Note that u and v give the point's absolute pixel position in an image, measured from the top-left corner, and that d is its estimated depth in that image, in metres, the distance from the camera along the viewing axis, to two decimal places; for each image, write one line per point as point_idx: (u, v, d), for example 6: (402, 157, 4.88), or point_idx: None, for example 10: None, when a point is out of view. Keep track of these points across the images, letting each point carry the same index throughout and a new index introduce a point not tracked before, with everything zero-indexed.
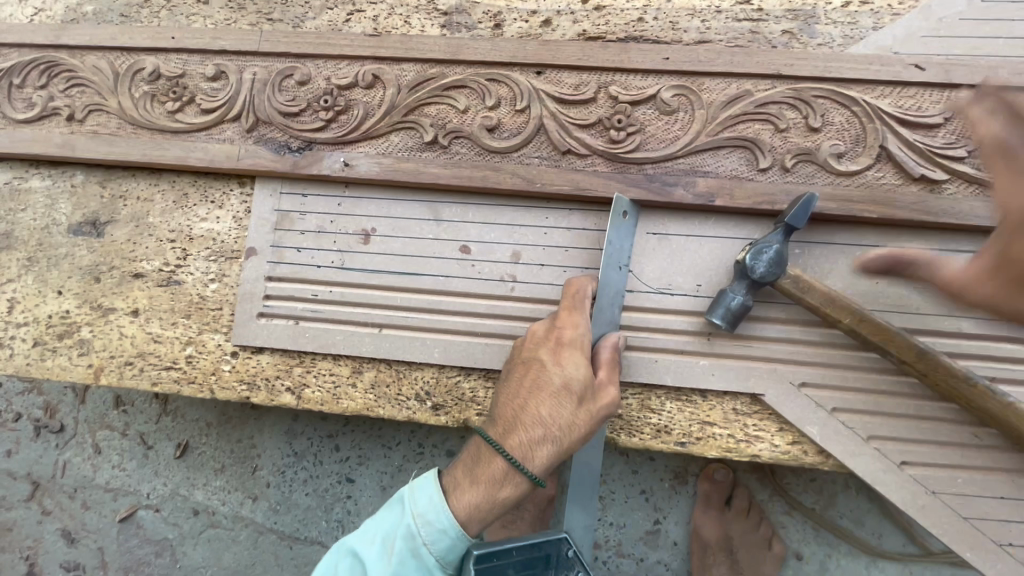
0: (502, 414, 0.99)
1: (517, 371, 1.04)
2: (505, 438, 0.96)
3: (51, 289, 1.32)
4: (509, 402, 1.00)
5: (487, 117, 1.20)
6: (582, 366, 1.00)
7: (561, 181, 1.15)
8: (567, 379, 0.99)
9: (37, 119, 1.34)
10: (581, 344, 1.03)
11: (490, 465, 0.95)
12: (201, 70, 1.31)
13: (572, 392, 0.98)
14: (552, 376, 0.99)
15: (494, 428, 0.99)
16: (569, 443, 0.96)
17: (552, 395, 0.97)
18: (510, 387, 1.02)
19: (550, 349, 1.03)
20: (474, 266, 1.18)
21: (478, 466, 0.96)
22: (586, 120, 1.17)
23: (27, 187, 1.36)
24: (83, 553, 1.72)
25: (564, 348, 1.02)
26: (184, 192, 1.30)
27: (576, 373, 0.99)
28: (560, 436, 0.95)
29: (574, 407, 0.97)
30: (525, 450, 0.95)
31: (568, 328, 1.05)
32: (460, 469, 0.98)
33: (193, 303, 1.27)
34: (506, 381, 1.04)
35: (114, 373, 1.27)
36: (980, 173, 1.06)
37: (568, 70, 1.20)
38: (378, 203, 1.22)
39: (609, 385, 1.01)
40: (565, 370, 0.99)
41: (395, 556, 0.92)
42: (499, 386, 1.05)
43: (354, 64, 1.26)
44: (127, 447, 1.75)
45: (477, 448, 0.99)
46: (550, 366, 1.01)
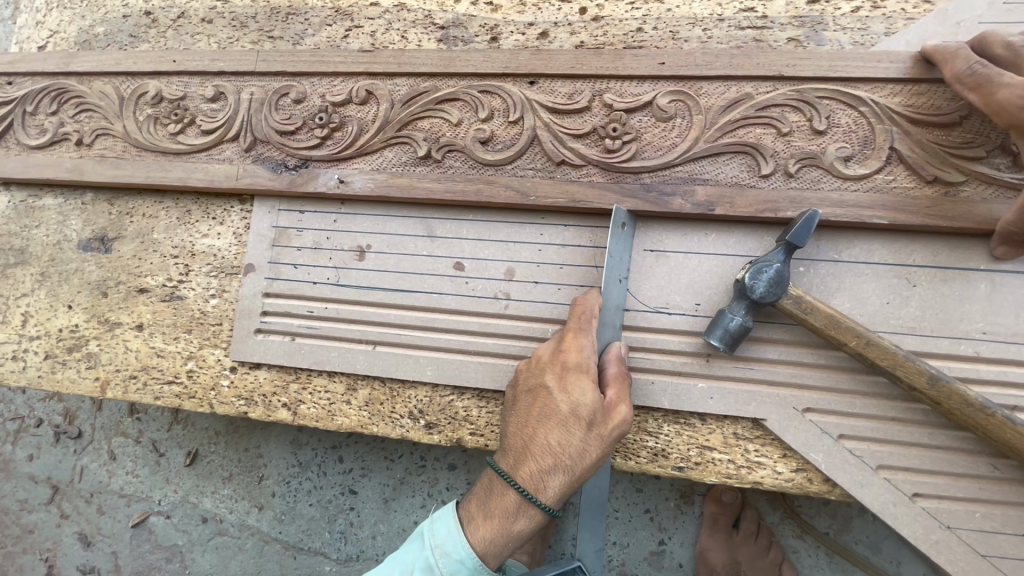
0: (512, 443, 0.98)
1: (524, 399, 1.01)
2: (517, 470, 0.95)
3: (62, 303, 1.36)
4: (517, 432, 0.98)
5: (480, 130, 1.18)
6: (589, 390, 0.97)
7: (555, 193, 1.13)
8: (573, 406, 0.95)
9: (48, 144, 1.39)
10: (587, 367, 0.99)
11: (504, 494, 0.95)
12: (201, 91, 1.33)
13: (579, 419, 0.95)
14: (559, 403, 0.96)
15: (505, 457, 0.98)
16: (580, 471, 0.94)
17: (559, 423, 0.95)
18: (518, 416, 1.00)
19: (555, 374, 1.00)
20: (467, 283, 1.17)
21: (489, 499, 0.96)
22: (580, 130, 1.14)
23: (41, 205, 1.40)
24: (98, 557, 1.77)
25: (572, 371, 0.99)
26: (186, 209, 1.32)
27: (583, 398, 0.96)
28: (569, 464, 0.93)
29: (583, 433, 0.94)
30: (536, 480, 0.94)
31: (573, 352, 1.01)
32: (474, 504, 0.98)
33: (194, 318, 1.29)
34: (513, 409, 1.02)
35: (119, 386, 1.30)
36: (999, 174, 0.99)
37: (561, 79, 1.17)
38: (373, 219, 1.22)
39: (620, 405, 0.98)
40: (571, 397, 0.96)
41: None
42: (508, 410, 1.04)
43: (348, 80, 1.26)
44: (140, 454, 1.79)
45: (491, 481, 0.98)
46: (556, 392, 0.98)
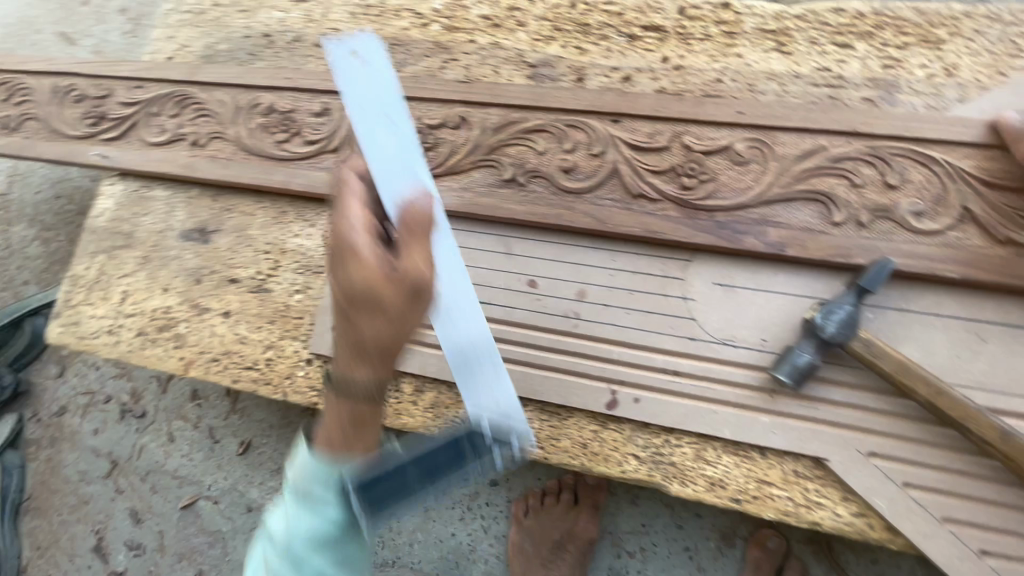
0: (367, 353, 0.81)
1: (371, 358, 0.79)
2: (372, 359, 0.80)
3: (159, 286, 1.47)
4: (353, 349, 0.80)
5: (563, 160, 1.27)
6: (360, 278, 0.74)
7: (631, 223, 1.20)
8: (336, 284, 0.77)
9: (166, 143, 1.54)
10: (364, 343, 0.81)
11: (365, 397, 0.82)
12: (308, 106, 1.46)
13: (360, 347, 0.79)
14: (358, 281, 0.72)
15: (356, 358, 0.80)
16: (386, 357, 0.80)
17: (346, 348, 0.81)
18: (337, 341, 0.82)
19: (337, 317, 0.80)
20: (540, 300, 1.23)
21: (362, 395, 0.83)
22: (659, 167, 1.22)
23: (151, 196, 1.55)
24: (146, 534, 1.84)
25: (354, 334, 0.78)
26: (282, 210, 1.44)
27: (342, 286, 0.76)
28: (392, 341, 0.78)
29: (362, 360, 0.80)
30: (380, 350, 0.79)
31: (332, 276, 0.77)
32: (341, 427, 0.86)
33: (278, 310, 1.38)
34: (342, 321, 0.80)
35: (202, 367, 1.39)
36: None
37: (643, 119, 1.26)
38: (456, 234, 1.31)
39: (418, 261, 0.74)
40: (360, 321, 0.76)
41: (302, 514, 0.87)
42: (339, 298, 0.78)
43: (444, 106, 1.38)
44: (195, 439, 1.87)
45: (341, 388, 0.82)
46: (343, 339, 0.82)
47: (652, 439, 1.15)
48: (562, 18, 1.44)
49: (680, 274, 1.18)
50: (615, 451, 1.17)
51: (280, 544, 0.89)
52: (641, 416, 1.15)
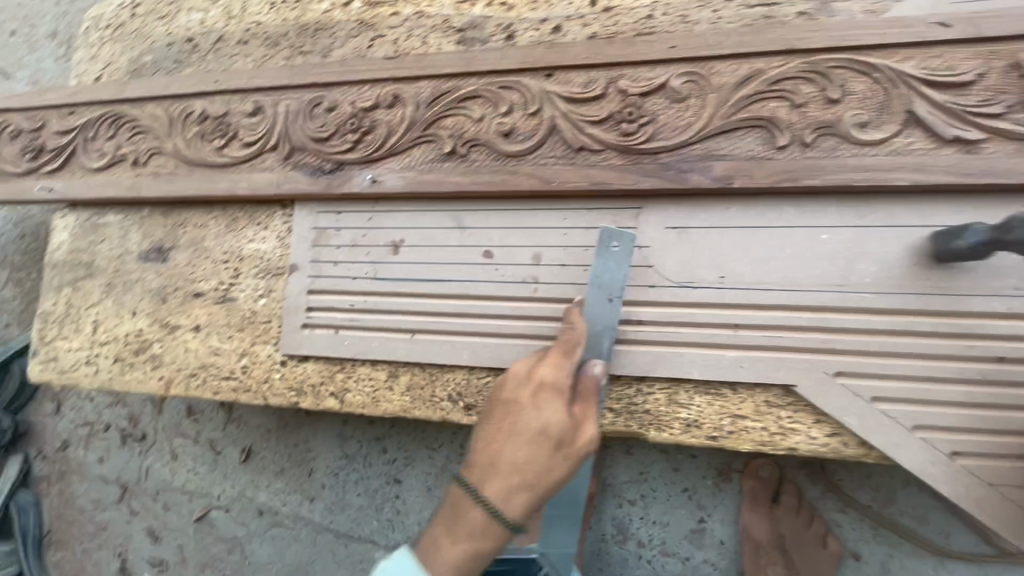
0: (478, 458, 0.95)
1: (506, 415, 0.97)
2: (485, 484, 0.92)
3: (128, 310, 1.48)
4: (483, 451, 0.96)
5: (501, 124, 1.23)
6: (559, 408, 0.96)
7: (576, 177, 1.16)
8: (574, 117, 1.19)
9: (107, 166, 1.51)
10: (558, 380, 1.00)
11: (446, 564, 0.92)
12: (241, 107, 1.42)
13: (548, 438, 0.93)
14: (559, 121, 1.19)
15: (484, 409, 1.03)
16: (546, 490, 0.93)
17: (530, 441, 0.92)
18: (487, 430, 0.98)
19: (530, 390, 0.98)
20: (498, 270, 1.22)
21: (459, 523, 0.92)
22: (597, 116, 1.18)
23: (104, 222, 1.54)
24: (173, 534, 1.99)
25: (571, 337, 1.06)
26: (233, 217, 1.44)
27: (552, 417, 0.95)
28: (545, 484, 0.92)
29: (549, 454, 0.92)
30: (506, 501, 0.91)
31: (547, 366, 1.02)
32: (442, 512, 0.97)
33: (245, 318, 1.39)
34: (486, 419, 1.00)
35: (182, 384, 1.41)
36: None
37: (576, 69, 1.21)
38: (406, 215, 1.29)
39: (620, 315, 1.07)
40: (545, 414, 0.95)
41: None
42: (554, 154, 1.19)
43: (375, 87, 1.33)
44: (199, 453, 2.01)
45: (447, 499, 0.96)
46: (531, 409, 0.96)
47: (625, 390, 1.16)
48: None
49: (632, 224, 1.17)
50: None
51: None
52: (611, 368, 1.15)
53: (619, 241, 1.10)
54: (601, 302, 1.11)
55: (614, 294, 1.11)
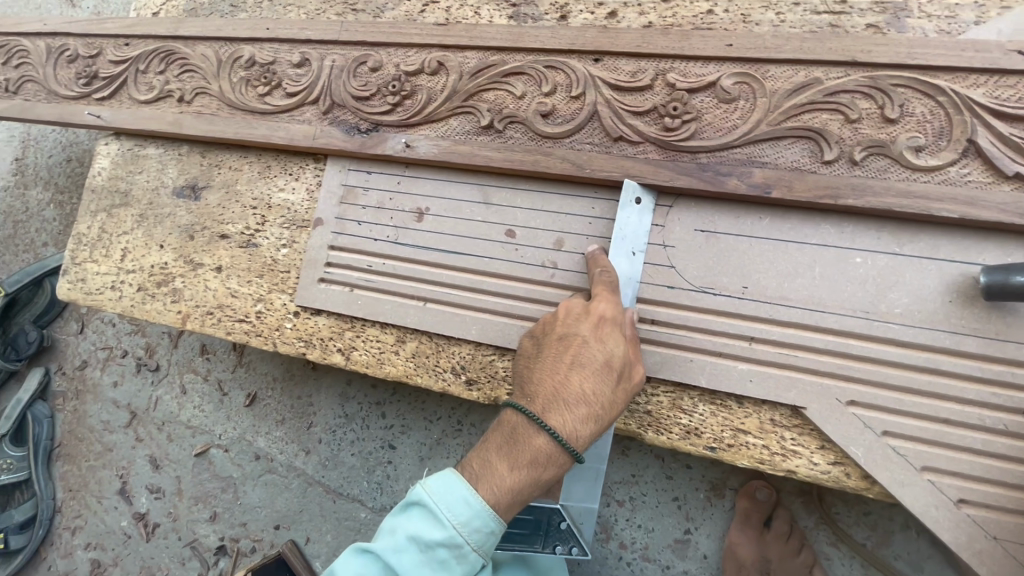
0: (542, 391, 0.97)
1: (566, 347, 1.00)
2: (548, 411, 0.94)
3: (156, 243, 1.52)
4: (544, 380, 0.98)
5: (542, 103, 1.21)
6: (621, 344, 1.00)
7: (609, 167, 1.14)
8: (617, 106, 1.16)
9: (154, 100, 1.54)
10: (620, 320, 1.03)
11: (500, 488, 0.91)
12: (289, 57, 1.43)
13: (612, 369, 0.98)
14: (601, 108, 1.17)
15: (536, 346, 1.06)
16: (610, 418, 0.97)
17: (595, 371, 0.96)
18: (546, 363, 1.01)
19: (592, 326, 1.01)
20: (518, 250, 1.21)
21: (517, 447, 0.93)
22: (640, 108, 1.15)
23: (144, 153, 1.58)
24: (173, 465, 2.06)
25: (610, 278, 1.07)
26: (267, 164, 1.45)
27: (616, 351, 0.99)
28: (606, 414, 0.96)
29: (614, 386, 0.97)
30: (570, 427, 0.93)
31: (607, 305, 1.04)
32: (492, 440, 0.97)
33: (266, 264, 1.41)
34: (542, 353, 1.03)
35: (198, 320, 1.44)
36: None
37: (626, 57, 1.18)
38: (434, 183, 1.29)
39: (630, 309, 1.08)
40: (608, 347, 0.99)
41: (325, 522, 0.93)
42: (591, 141, 1.17)
43: (422, 52, 1.32)
44: (207, 391, 2.07)
45: (502, 426, 0.97)
46: (593, 342, 0.99)
47: None
48: None
49: (659, 222, 1.14)
50: None
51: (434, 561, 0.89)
52: None
53: (640, 197, 1.13)
54: (627, 255, 1.12)
55: (638, 248, 1.12)
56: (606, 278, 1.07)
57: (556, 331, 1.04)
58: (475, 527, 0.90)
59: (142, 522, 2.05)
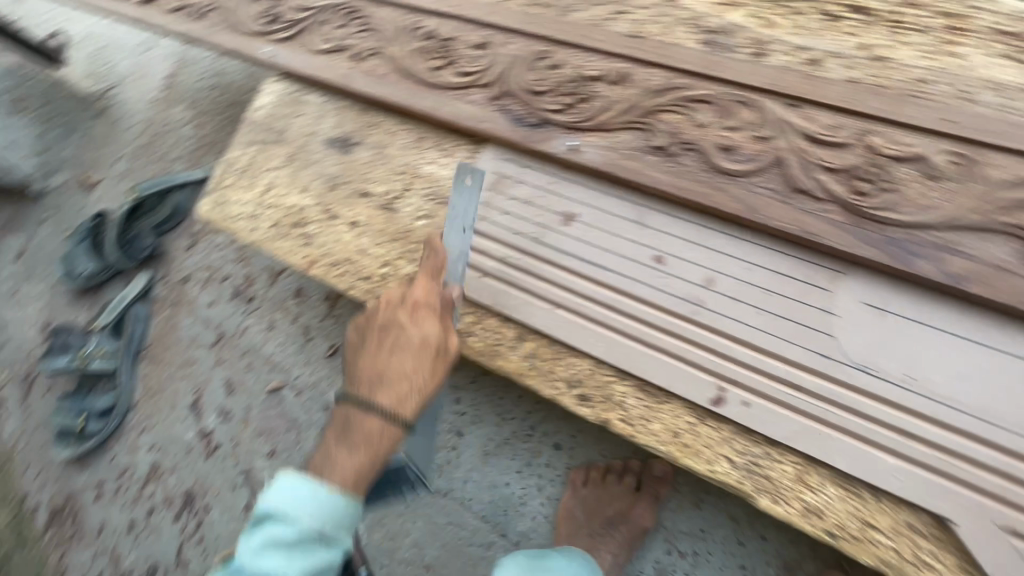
0: (365, 375, 1.07)
1: (373, 332, 1.12)
2: (404, 405, 1.04)
3: (299, 185, 1.57)
4: (367, 365, 1.08)
5: (725, 137, 1.16)
6: (435, 325, 1.11)
7: (786, 218, 1.09)
8: (808, 158, 1.10)
9: (330, 50, 1.60)
10: (437, 305, 1.13)
11: (347, 470, 0.99)
12: (468, 37, 1.42)
13: (427, 349, 1.09)
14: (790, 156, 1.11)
15: (360, 328, 1.14)
16: (433, 390, 1.09)
17: (413, 353, 1.07)
18: (367, 347, 1.10)
19: (407, 310, 1.12)
20: (664, 279, 1.18)
21: (352, 430, 1.02)
22: (833, 165, 1.09)
23: (307, 99, 1.64)
24: (244, 394, 2.14)
25: (433, 264, 1.16)
26: (422, 135, 1.48)
27: (431, 332, 1.10)
28: (424, 387, 1.07)
29: (431, 362, 1.08)
30: (401, 401, 1.04)
31: (421, 290, 1.15)
32: (333, 427, 1.06)
33: (403, 231, 1.44)
34: (364, 339, 1.12)
35: (323, 268, 1.48)
36: None
37: (827, 109, 1.12)
38: (590, 192, 1.27)
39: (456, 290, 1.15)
40: (422, 329, 1.10)
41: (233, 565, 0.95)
42: (771, 187, 1.12)
43: (606, 59, 1.29)
44: (293, 333, 2.14)
45: (337, 417, 1.06)
46: (407, 324, 1.10)
47: (751, 448, 1.10)
48: None
49: (826, 286, 1.08)
50: (707, 450, 1.12)
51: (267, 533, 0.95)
52: (751, 424, 1.09)
53: (711, 242, 1.16)
54: (458, 234, 1.23)
55: (683, 287, 1.16)
56: (430, 265, 1.17)
57: (369, 316, 1.15)
58: (277, 502, 0.96)
59: (206, 439, 2.15)
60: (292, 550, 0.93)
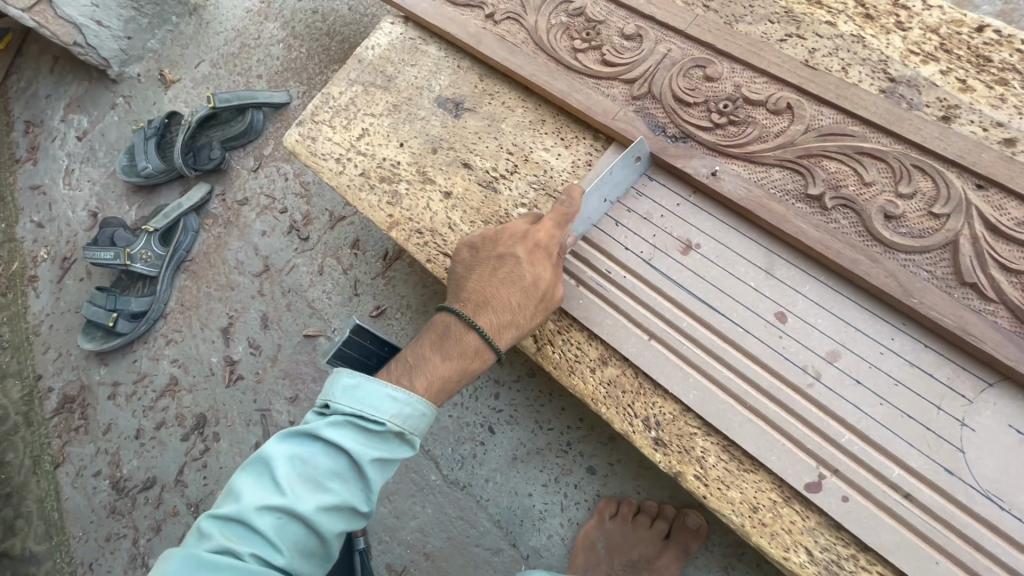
0: (469, 299, 1.11)
1: (489, 262, 1.14)
2: (500, 332, 1.09)
3: (397, 139, 1.47)
4: (474, 292, 1.12)
5: (891, 202, 1.04)
6: (549, 272, 1.13)
7: (942, 309, 0.97)
8: (985, 251, 0.98)
9: (463, 4, 1.49)
10: (555, 249, 1.14)
11: (433, 378, 1.04)
12: (620, 25, 1.32)
13: (535, 292, 1.11)
14: (964, 243, 0.99)
15: (475, 254, 1.17)
16: (526, 329, 1.12)
17: (522, 293, 1.10)
18: (478, 275, 1.14)
19: (526, 248, 1.12)
20: (781, 338, 1.06)
21: (449, 341, 1.08)
22: (1013, 265, 0.97)
23: (425, 50, 1.54)
24: (278, 332, 2.08)
25: (566, 210, 1.15)
26: (543, 118, 1.37)
27: (543, 277, 1.12)
28: (520, 322, 1.11)
29: (534, 306, 1.11)
30: (495, 330, 1.09)
31: (545, 233, 1.14)
32: (429, 336, 1.11)
33: (497, 215, 1.32)
34: (475, 267, 1.15)
35: (404, 233, 1.38)
36: None
37: (1018, 200, 0.99)
38: (718, 224, 1.16)
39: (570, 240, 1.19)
40: (536, 271, 1.11)
41: (292, 432, 0.93)
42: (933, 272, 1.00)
43: (771, 84, 1.18)
44: (341, 284, 2.06)
45: (436, 324, 1.11)
46: (523, 262, 1.11)
47: (836, 545, 0.99)
48: (948, 40, 1.17)
49: (968, 395, 0.96)
50: (786, 536, 1.01)
51: (351, 416, 0.95)
52: (845, 521, 0.97)
53: (837, 298, 1.06)
54: (596, 200, 1.20)
55: (786, 327, 1.07)
56: (563, 209, 1.15)
57: (483, 243, 1.17)
58: (358, 401, 0.96)
59: (230, 367, 2.09)
60: (370, 437, 0.96)
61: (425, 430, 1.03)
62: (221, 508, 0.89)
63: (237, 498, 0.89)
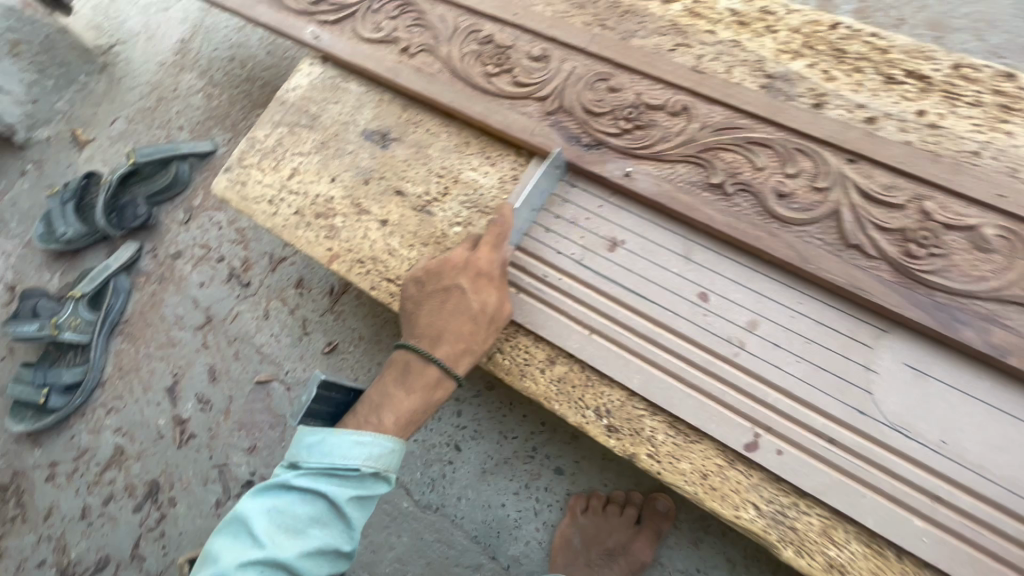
0: (422, 334, 1.16)
1: (434, 295, 1.19)
2: (458, 360, 1.15)
3: (328, 174, 1.50)
4: (426, 327, 1.17)
5: (782, 183, 1.17)
6: (495, 295, 1.19)
7: (835, 270, 1.10)
8: (863, 215, 1.12)
9: (378, 41, 1.55)
10: (496, 273, 1.21)
11: (401, 413, 1.10)
12: (527, 48, 1.42)
13: (484, 317, 1.17)
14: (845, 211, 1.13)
15: (420, 289, 1.21)
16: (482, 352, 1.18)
17: (472, 320, 1.16)
18: (427, 310, 1.18)
19: (468, 277, 1.18)
20: (706, 316, 1.16)
21: (410, 376, 1.13)
22: (887, 224, 1.11)
23: (346, 87, 1.58)
24: (228, 383, 2.03)
25: (498, 232, 1.21)
26: (467, 141, 1.44)
27: (490, 301, 1.18)
28: (475, 347, 1.17)
29: (486, 329, 1.17)
30: (452, 358, 1.14)
31: (485, 259, 1.20)
32: (391, 372, 1.16)
33: (434, 236, 1.37)
34: (422, 305, 1.19)
35: (346, 264, 1.40)
36: None
37: (883, 168, 1.14)
38: (638, 220, 1.26)
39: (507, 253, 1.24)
40: (481, 298, 1.17)
41: (266, 487, 0.99)
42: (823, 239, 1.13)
43: (667, 89, 1.30)
44: (289, 325, 2.04)
45: (396, 363, 1.16)
46: (469, 293, 1.17)
47: (780, 496, 1.08)
48: (810, 38, 1.34)
49: (868, 343, 1.08)
50: (734, 496, 1.09)
51: (322, 467, 1.01)
52: (783, 473, 1.07)
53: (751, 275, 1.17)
54: (525, 214, 1.28)
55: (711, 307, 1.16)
56: (497, 229, 1.22)
57: (427, 277, 1.21)
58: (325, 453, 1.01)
59: (180, 426, 2.01)
60: (343, 480, 1.01)
61: (398, 464, 1.09)
62: (200, 571, 0.93)
63: (215, 559, 0.93)
